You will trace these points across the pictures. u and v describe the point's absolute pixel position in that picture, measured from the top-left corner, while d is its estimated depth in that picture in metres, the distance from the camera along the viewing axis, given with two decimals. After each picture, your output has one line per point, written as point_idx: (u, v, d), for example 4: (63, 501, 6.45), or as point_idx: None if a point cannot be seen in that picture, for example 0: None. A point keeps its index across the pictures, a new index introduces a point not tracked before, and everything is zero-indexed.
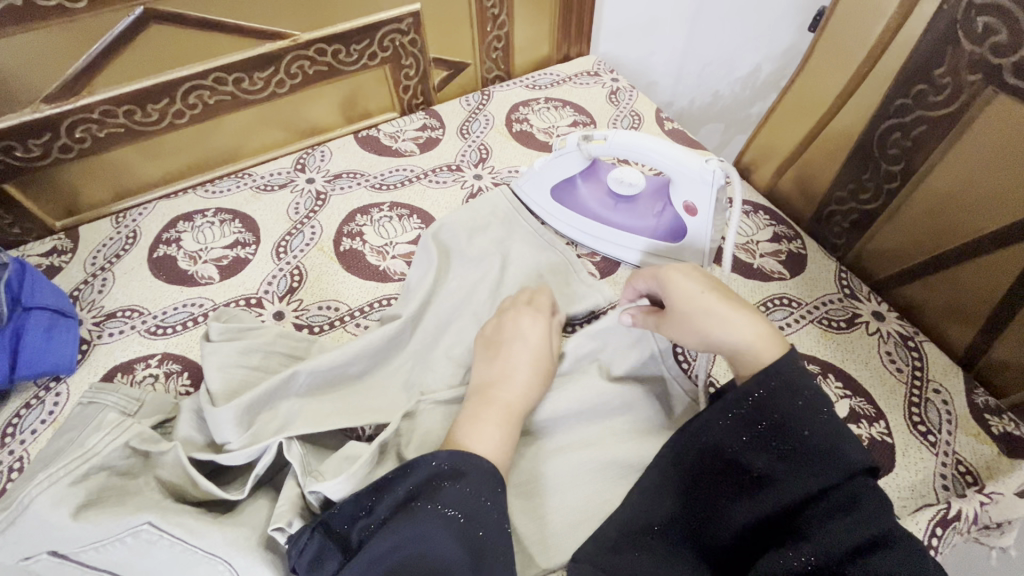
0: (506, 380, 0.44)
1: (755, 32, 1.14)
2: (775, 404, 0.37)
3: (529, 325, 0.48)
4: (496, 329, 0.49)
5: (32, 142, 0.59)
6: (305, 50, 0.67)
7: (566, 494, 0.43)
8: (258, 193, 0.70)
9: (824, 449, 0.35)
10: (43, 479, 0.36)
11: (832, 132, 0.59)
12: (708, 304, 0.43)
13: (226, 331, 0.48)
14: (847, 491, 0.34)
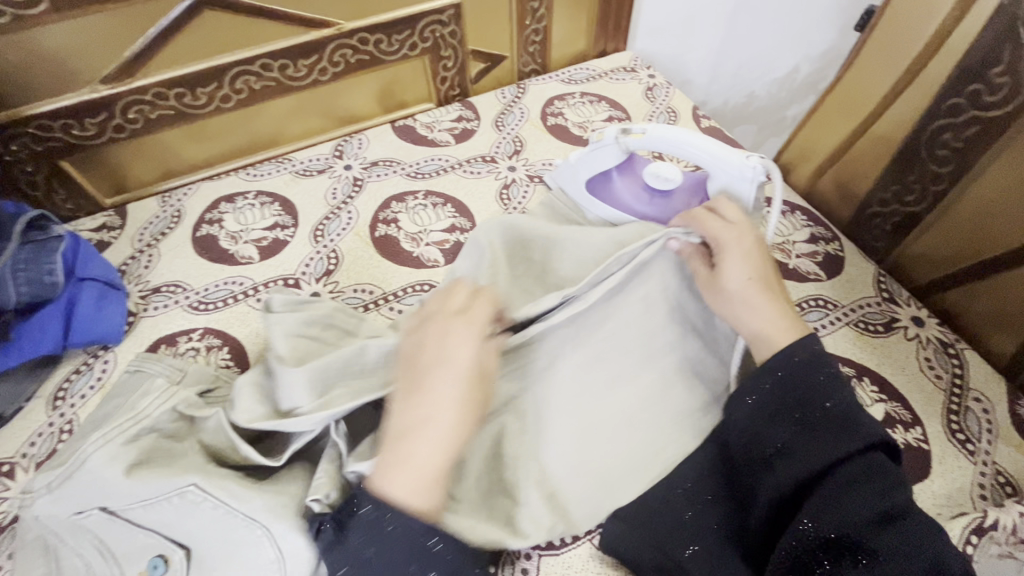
0: (421, 434, 0.36)
1: (796, 31, 1.12)
2: (794, 379, 0.38)
3: (457, 347, 0.39)
4: (420, 354, 0.40)
5: (88, 121, 0.62)
6: (348, 39, 0.69)
7: (608, 451, 0.44)
8: (298, 177, 0.71)
9: (843, 419, 0.36)
10: (98, 437, 0.39)
11: (877, 133, 0.58)
12: (743, 289, 0.43)
13: (287, 302, 0.49)
14: (865, 460, 0.34)
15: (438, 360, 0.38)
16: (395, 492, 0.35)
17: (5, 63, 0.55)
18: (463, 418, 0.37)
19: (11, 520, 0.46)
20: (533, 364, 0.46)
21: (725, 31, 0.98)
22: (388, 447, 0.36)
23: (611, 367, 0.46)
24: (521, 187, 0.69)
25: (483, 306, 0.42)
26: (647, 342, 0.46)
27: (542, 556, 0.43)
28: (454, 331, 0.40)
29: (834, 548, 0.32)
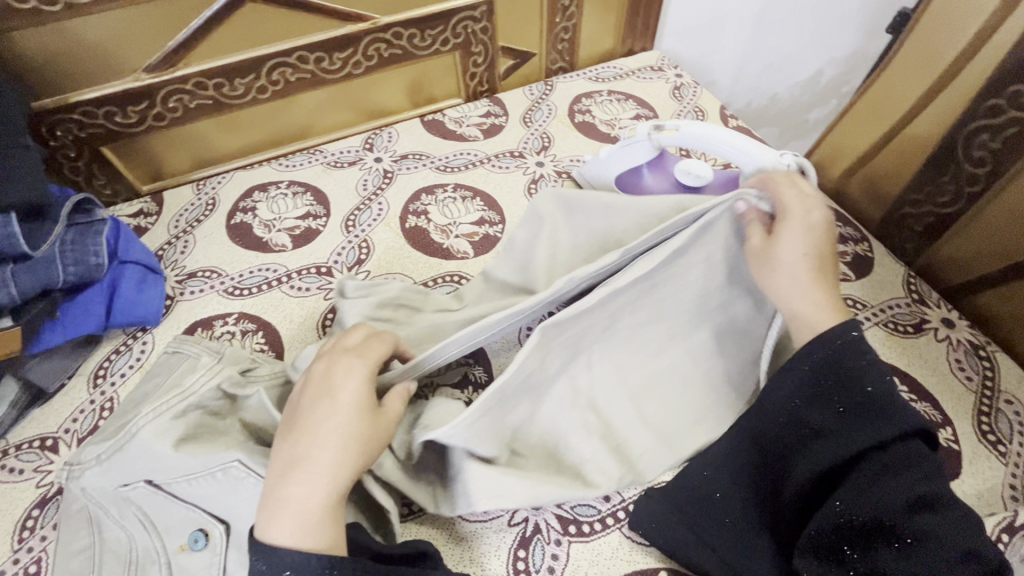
0: (300, 471, 0.36)
1: (822, 34, 1.11)
2: (833, 364, 0.38)
3: (345, 380, 0.39)
4: (309, 387, 0.39)
5: (130, 108, 0.63)
6: (383, 34, 0.70)
7: (663, 407, 0.47)
8: (330, 168, 0.72)
9: (883, 406, 0.36)
10: (149, 411, 0.41)
11: (911, 134, 0.58)
12: (797, 263, 0.42)
13: (359, 287, 0.52)
14: (900, 448, 0.35)
15: (324, 394, 0.38)
16: (279, 534, 0.34)
17: (54, 51, 0.56)
18: (345, 453, 0.36)
19: (55, 492, 0.47)
20: (594, 326, 0.44)
21: (751, 33, 0.98)
22: (272, 493, 0.36)
23: (664, 325, 0.47)
24: (549, 182, 0.70)
25: (378, 347, 0.42)
26: (703, 304, 0.47)
27: (573, 543, 0.44)
28: (338, 369, 0.40)
29: (865, 530, 0.33)
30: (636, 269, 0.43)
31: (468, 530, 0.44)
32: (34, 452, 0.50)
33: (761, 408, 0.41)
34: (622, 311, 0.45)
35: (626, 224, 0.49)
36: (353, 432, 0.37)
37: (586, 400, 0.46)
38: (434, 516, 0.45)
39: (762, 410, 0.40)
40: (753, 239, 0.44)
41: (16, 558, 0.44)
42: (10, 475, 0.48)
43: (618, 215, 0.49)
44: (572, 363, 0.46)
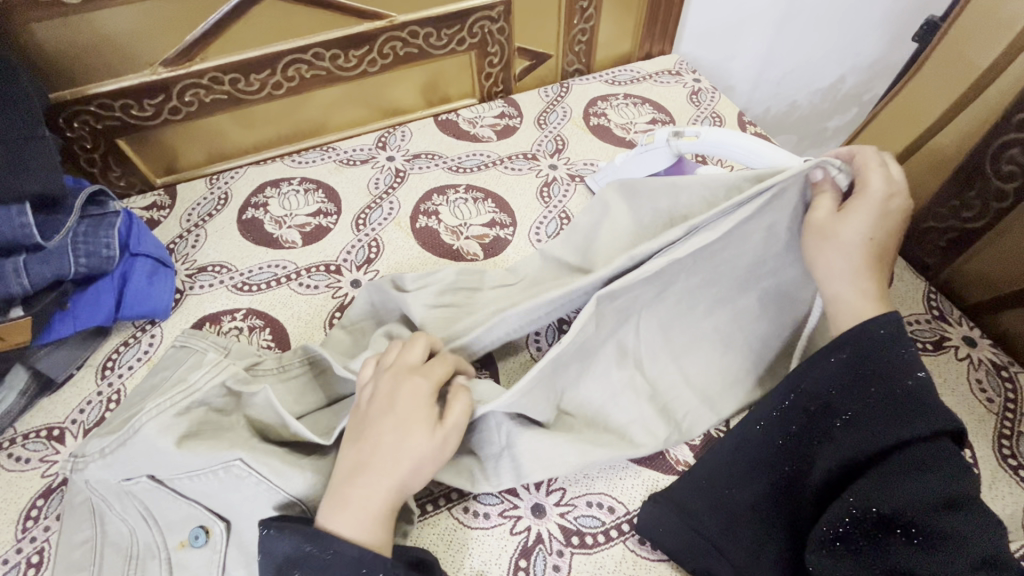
0: (370, 471, 0.37)
1: (845, 42, 1.09)
2: (867, 352, 0.37)
3: (412, 392, 0.39)
4: (383, 396, 0.39)
5: (147, 101, 0.63)
6: (399, 32, 0.70)
7: (704, 370, 0.48)
8: (341, 166, 0.72)
9: (916, 401, 0.35)
10: (153, 407, 0.40)
11: (937, 148, 0.56)
12: (858, 245, 0.40)
13: (417, 278, 0.51)
14: (930, 445, 0.33)
15: (388, 411, 0.38)
16: (336, 525, 0.35)
17: (73, 42, 0.57)
18: (408, 453, 0.37)
19: (60, 483, 0.47)
20: (647, 292, 0.44)
21: (772, 39, 0.97)
22: (336, 489, 0.37)
23: (713, 289, 0.46)
24: (562, 186, 0.70)
25: (445, 361, 0.42)
26: (756, 268, 0.45)
27: (575, 554, 0.43)
28: (409, 378, 0.40)
29: (883, 523, 0.32)
30: (696, 240, 0.41)
31: (470, 536, 0.43)
32: (41, 441, 0.50)
33: (791, 396, 0.40)
34: (675, 276, 0.43)
35: (690, 198, 0.46)
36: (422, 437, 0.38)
37: (634, 361, 0.47)
38: (436, 522, 0.44)
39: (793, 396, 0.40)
40: (819, 210, 0.42)
41: (19, 548, 0.44)
42: (17, 464, 0.49)
43: (684, 186, 0.46)
44: (622, 327, 0.46)
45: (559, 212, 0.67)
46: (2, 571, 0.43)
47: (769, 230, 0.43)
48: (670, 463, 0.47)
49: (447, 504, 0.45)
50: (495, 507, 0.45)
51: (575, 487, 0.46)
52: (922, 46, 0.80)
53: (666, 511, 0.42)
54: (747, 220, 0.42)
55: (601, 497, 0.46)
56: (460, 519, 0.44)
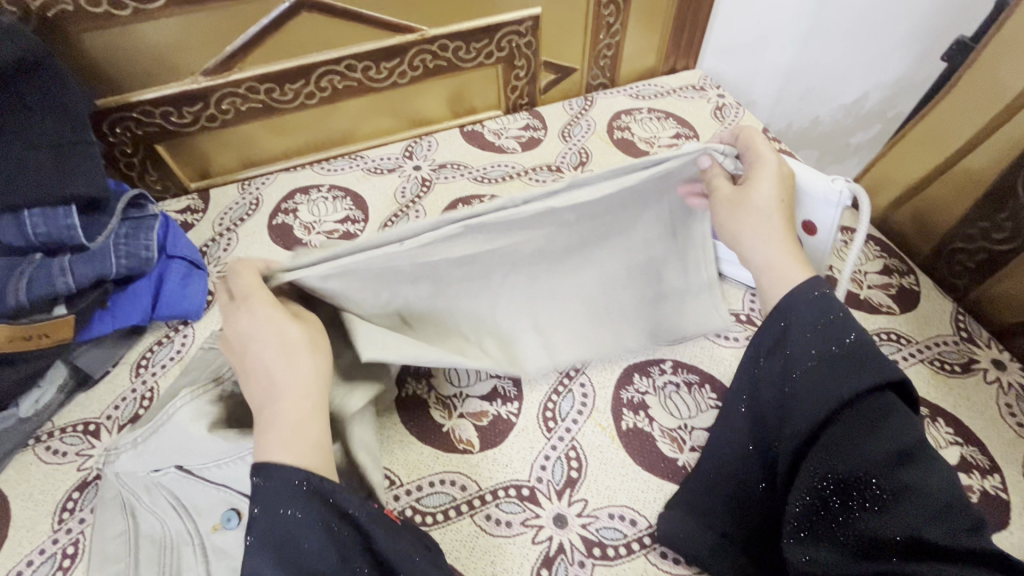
0: (268, 390, 0.37)
1: (870, 59, 1.09)
2: (806, 322, 0.38)
3: (248, 318, 0.37)
4: (229, 343, 0.39)
5: (185, 109, 0.65)
6: (429, 45, 0.71)
7: (563, 322, 0.52)
8: (369, 174, 0.74)
9: (854, 359, 0.36)
10: (185, 394, 0.42)
11: (967, 169, 0.57)
12: (763, 211, 0.45)
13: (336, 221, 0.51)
14: (873, 400, 0.34)
15: (248, 342, 0.38)
16: (273, 455, 0.34)
17: (120, 53, 0.59)
18: (296, 362, 0.37)
19: (95, 477, 0.49)
20: (526, 245, 0.45)
21: (797, 54, 0.97)
22: (259, 419, 0.36)
23: (584, 253, 0.49)
24: None
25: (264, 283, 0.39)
26: (625, 238, 0.50)
27: (597, 566, 0.43)
28: (239, 314, 0.38)
29: (846, 487, 0.33)
30: (577, 195, 0.42)
31: (493, 544, 0.44)
32: (77, 436, 0.51)
33: (747, 376, 0.42)
34: (558, 229, 0.45)
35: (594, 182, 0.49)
36: (302, 340, 0.38)
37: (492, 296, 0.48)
38: (458, 528, 0.45)
39: (751, 379, 0.41)
40: (722, 188, 0.46)
41: (55, 538, 0.45)
42: (56, 457, 0.50)
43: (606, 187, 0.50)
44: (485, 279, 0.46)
45: None
46: (39, 562, 0.44)
47: (646, 196, 0.47)
48: None
49: (470, 510, 0.46)
50: (517, 515, 0.45)
51: (598, 499, 0.46)
52: (951, 66, 0.80)
53: (683, 515, 0.44)
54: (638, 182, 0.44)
55: (623, 510, 0.46)
56: (482, 526, 0.45)
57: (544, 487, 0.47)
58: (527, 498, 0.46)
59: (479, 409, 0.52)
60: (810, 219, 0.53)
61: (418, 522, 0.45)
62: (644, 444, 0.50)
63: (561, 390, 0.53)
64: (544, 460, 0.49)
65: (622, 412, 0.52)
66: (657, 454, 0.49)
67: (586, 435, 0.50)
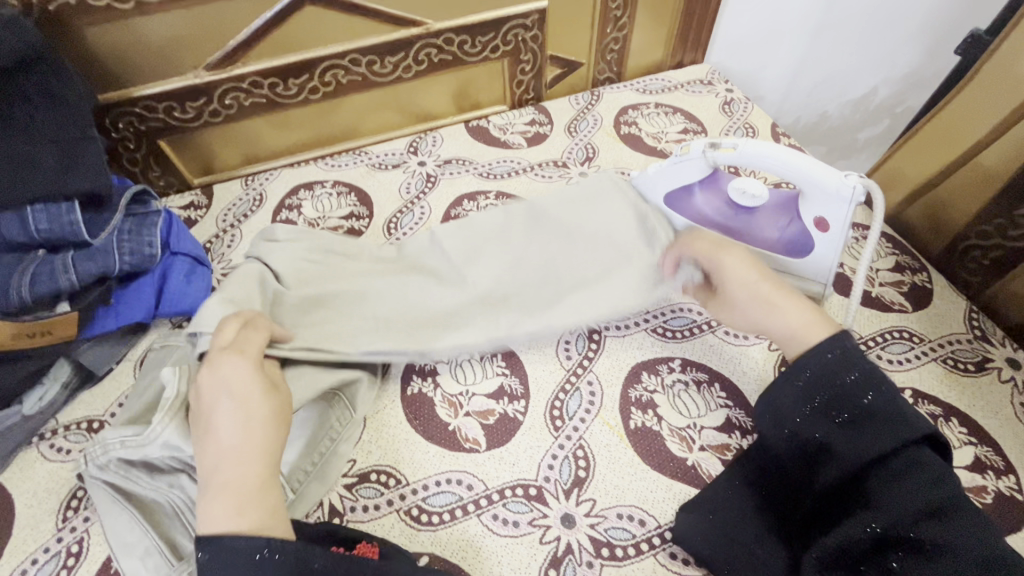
0: (214, 449, 0.37)
1: (880, 53, 1.07)
2: (828, 379, 0.38)
3: (231, 371, 0.39)
4: (200, 398, 0.39)
5: (188, 104, 0.65)
6: (434, 39, 0.70)
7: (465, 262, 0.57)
8: (374, 170, 0.73)
9: (881, 414, 0.37)
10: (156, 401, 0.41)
11: (982, 164, 0.56)
12: (749, 295, 0.46)
13: (288, 233, 0.55)
14: (907, 456, 0.35)
15: (217, 403, 0.38)
16: (223, 524, 0.34)
17: (123, 47, 0.58)
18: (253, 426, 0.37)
19: None
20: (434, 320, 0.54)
21: (806, 48, 0.96)
22: (206, 487, 0.36)
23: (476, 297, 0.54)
24: None
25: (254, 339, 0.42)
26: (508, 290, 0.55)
27: (605, 566, 0.43)
28: (223, 367, 0.39)
29: (884, 540, 0.34)
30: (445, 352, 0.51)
31: (500, 544, 0.43)
32: (81, 433, 0.51)
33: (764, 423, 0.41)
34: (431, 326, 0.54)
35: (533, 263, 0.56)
36: (268, 414, 0.38)
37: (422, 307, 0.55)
38: (465, 528, 0.44)
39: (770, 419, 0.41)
40: (712, 301, 0.51)
41: (59, 537, 0.45)
42: (59, 454, 0.50)
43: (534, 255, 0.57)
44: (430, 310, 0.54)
45: None
46: (43, 560, 0.44)
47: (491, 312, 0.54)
48: (702, 478, 0.47)
49: (476, 510, 0.45)
50: (524, 515, 0.45)
51: (605, 498, 0.46)
52: (964, 59, 0.79)
53: (703, 520, 0.42)
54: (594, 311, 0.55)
55: (631, 510, 0.45)
56: (489, 526, 0.44)
57: (552, 486, 0.46)
58: (534, 497, 0.46)
59: (486, 407, 0.51)
60: (821, 216, 0.53)
61: (425, 522, 0.44)
62: (653, 443, 0.49)
63: (568, 388, 0.52)
64: (552, 459, 0.48)
65: (630, 411, 0.51)
66: (666, 453, 0.49)
67: (593, 434, 0.50)
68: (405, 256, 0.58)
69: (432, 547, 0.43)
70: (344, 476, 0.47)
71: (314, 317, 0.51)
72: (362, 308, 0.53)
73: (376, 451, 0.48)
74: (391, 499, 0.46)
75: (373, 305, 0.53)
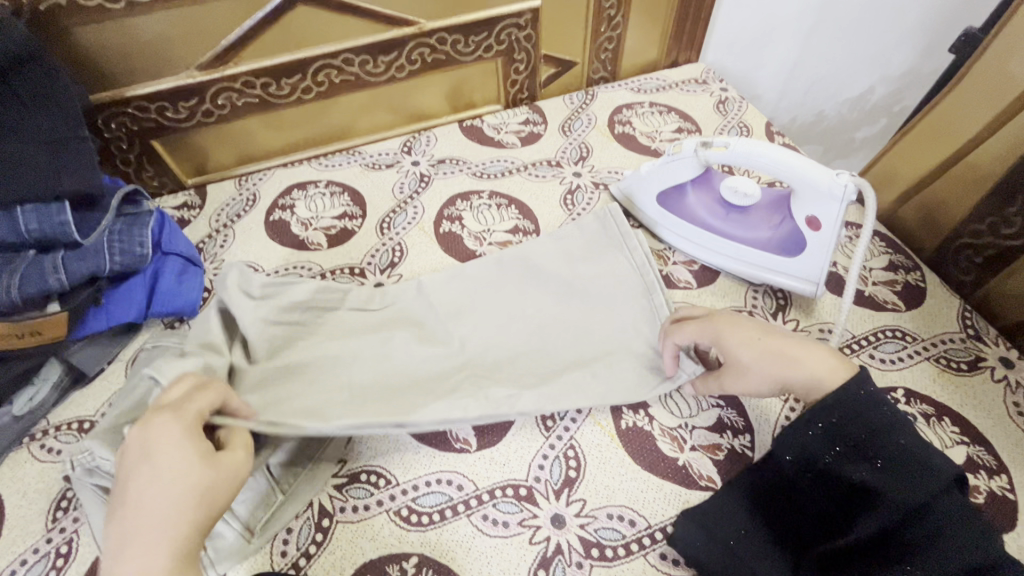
0: (129, 522, 0.33)
1: (877, 52, 1.07)
2: (861, 421, 0.39)
3: (161, 436, 0.35)
4: (127, 458, 0.35)
5: (181, 104, 0.65)
6: (427, 38, 0.70)
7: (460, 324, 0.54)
8: (367, 170, 0.73)
9: (915, 459, 0.37)
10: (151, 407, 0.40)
11: (976, 161, 0.56)
12: (761, 356, 0.44)
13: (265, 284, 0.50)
14: (948, 505, 0.35)
15: (145, 468, 0.34)
16: None
17: (115, 46, 0.58)
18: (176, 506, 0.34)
19: None
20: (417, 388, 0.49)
21: (802, 47, 0.95)
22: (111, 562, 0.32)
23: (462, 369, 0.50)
24: (586, 194, 0.69)
25: (207, 396, 0.38)
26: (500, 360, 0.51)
27: (595, 567, 0.42)
28: (156, 429, 0.35)
29: None
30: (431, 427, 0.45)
31: (489, 545, 0.43)
32: (72, 434, 0.51)
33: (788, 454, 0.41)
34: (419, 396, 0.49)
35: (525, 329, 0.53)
36: (202, 486, 0.34)
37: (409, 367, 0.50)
38: (454, 528, 0.44)
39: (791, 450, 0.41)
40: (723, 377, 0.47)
41: (49, 537, 0.45)
42: (50, 455, 0.50)
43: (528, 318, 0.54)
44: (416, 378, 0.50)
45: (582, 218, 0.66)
46: (33, 560, 0.44)
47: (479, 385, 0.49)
48: (693, 478, 0.47)
49: (466, 511, 0.45)
50: (514, 516, 0.45)
51: (596, 499, 0.46)
52: (959, 57, 0.78)
53: (704, 529, 0.42)
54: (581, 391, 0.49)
55: (622, 510, 0.45)
56: (479, 527, 0.44)
57: (542, 487, 0.46)
58: (525, 498, 0.46)
59: None
60: (813, 215, 0.53)
61: (415, 523, 0.44)
62: (645, 443, 0.49)
63: None
64: (542, 459, 0.48)
65: (622, 411, 0.51)
66: (657, 453, 0.48)
67: (584, 434, 0.49)
68: (391, 308, 0.55)
69: (421, 548, 0.43)
70: (333, 477, 0.47)
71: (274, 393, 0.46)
72: (338, 380, 0.48)
73: (367, 451, 0.48)
74: (381, 500, 0.45)
75: (350, 376, 0.48)
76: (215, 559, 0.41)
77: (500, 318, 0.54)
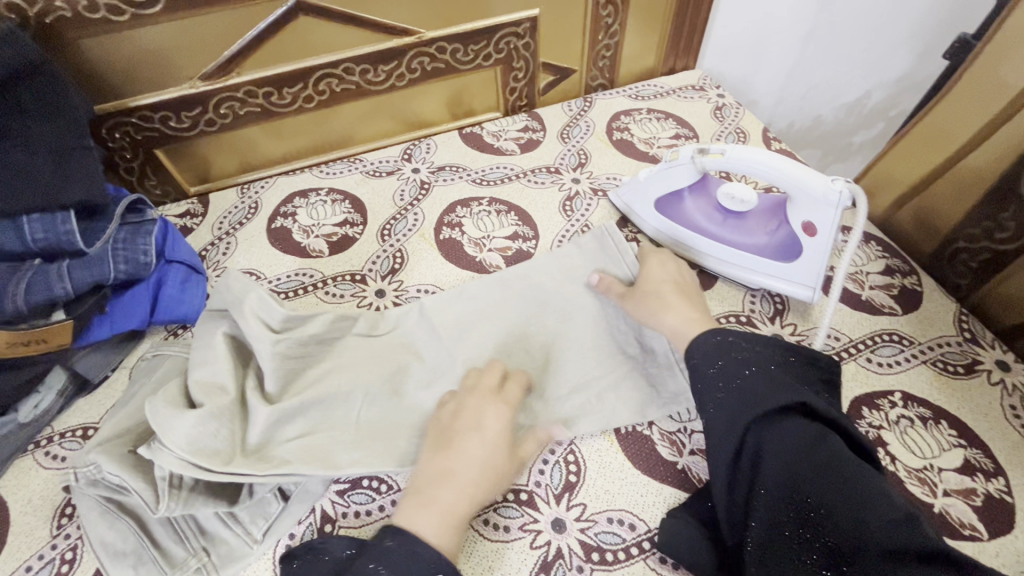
0: (454, 462, 0.43)
1: (873, 57, 1.08)
2: (728, 369, 0.42)
3: (492, 417, 0.45)
4: (463, 419, 0.46)
5: (184, 114, 0.66)
6: (427, 47, 0.71)
7: (464, 343, 0.54)
8: (368, 177, 0.74)
9: (759, 391, 0.39)
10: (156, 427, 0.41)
11: (971, 166, 0.56)
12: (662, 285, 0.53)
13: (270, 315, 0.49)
14: (792, 425, 0.37)
15: (473, 428, 0.45)
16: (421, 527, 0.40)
17: (120, 57, 0.59)
18: (494, 458, 0.44)
19: None
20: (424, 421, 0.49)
21: (798, 53, 0.96)
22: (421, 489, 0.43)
23: None
24: (585, 200, 0.70)
25: (515, 387, 0.49)
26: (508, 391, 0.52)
27: (595, 570, 0.43)
28: (487, 407, 0.46)
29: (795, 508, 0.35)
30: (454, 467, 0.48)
31: (490, 549, 0.44)
32: (76, 441, 0.51)
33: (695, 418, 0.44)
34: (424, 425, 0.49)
35: (526, 352, 0.54)
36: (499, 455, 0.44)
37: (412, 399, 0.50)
38: None
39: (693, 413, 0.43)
40: (625, 295, 0.54)
41: (54, 543, 0.45)
42: (54, 462, 0.50)
43: (528, 339, 0.55)
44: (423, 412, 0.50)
45: (581, 225, 0.67)
46: (38, 566, 0.44)
47: None
48: (692, 482, 0.47)
49: None
50: (515, 520, 0.45)
51: (596, 503, 0.46)
52: (954, 64, 0.79)
53: (689, 526, 0.43)
54: (584, 417, 0.50)
55: (621, 514, 0.45)
56: (481, 531, 0.44)
57: (542, 492, 0.47)
58: (525, 503, 0.46)
59: None
60: (809, 221, 0.54)
61: None
62: (645, 447, 0.49)
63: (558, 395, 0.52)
64: (542, 464, 0.48)
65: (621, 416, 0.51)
66: (656, 458, 0.49)
67: (584, 439, 0.50)
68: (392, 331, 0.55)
69: None
70: (335, 483, 0.47)
71: (295, 429, 0.46)
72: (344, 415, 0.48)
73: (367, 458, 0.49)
74: (383, 505, 0.46)
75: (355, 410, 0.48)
76: (220, 565, 0.42)
77: (502, 338, 0.54)
